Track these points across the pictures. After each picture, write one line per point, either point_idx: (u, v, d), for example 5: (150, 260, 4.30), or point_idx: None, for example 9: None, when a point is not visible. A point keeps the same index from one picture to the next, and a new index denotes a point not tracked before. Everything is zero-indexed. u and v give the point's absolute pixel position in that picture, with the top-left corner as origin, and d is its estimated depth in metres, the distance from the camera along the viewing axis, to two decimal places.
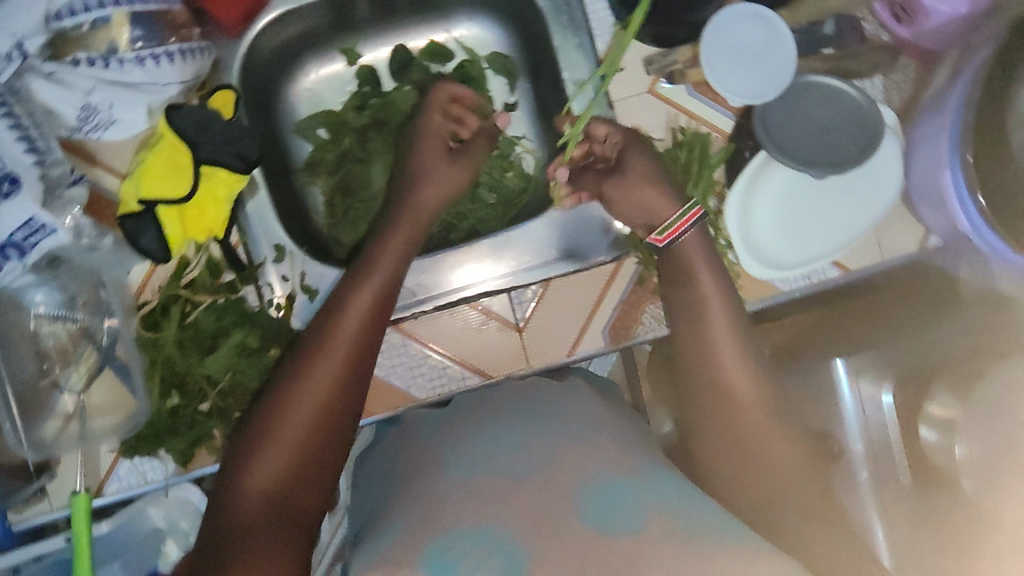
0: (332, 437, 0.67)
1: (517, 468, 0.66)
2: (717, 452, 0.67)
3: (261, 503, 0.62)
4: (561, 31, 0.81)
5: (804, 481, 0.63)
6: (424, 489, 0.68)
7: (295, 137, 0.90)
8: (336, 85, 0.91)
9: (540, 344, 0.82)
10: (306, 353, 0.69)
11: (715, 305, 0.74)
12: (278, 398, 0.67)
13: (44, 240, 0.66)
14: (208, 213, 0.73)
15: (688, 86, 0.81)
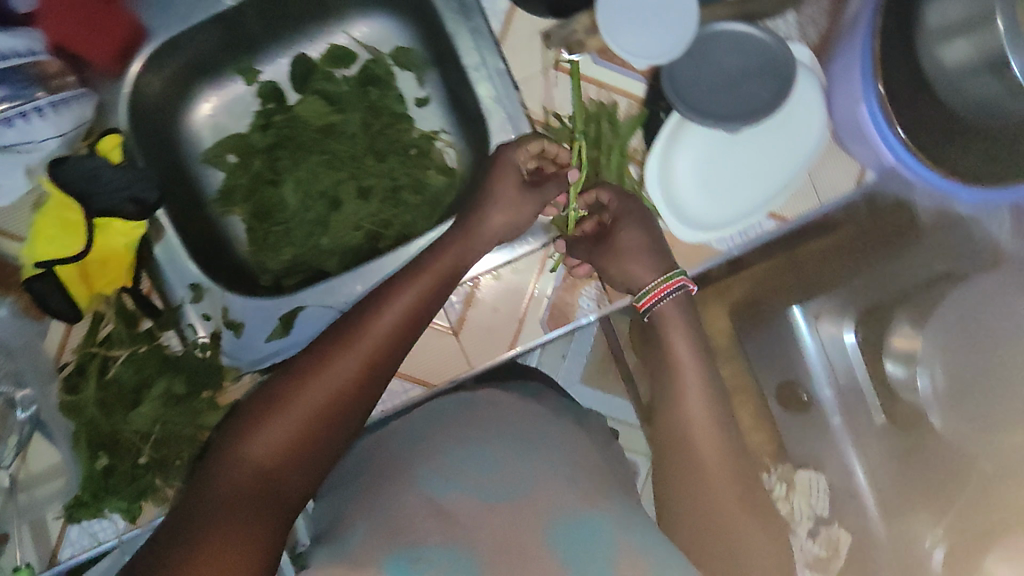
0: (338, 430, 0.64)
1: (488, 491, 0.65)
2: (681, 492, 0.70)
3: (251, 478, 0.61)
4: (452, 17, 0.77)
5: (752, 536, 0.67)
6: (389, 500, 0.66)
7: (205, 166, 0.86)
8: (236, 109, 0.87)
9: (478, 344, 0.80)
10: (341, 338, 0.65)
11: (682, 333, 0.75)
12: (303, 377, 0.64)
13: None
14: (111, 266, 0.71)
15: (592, 54, 0.78)
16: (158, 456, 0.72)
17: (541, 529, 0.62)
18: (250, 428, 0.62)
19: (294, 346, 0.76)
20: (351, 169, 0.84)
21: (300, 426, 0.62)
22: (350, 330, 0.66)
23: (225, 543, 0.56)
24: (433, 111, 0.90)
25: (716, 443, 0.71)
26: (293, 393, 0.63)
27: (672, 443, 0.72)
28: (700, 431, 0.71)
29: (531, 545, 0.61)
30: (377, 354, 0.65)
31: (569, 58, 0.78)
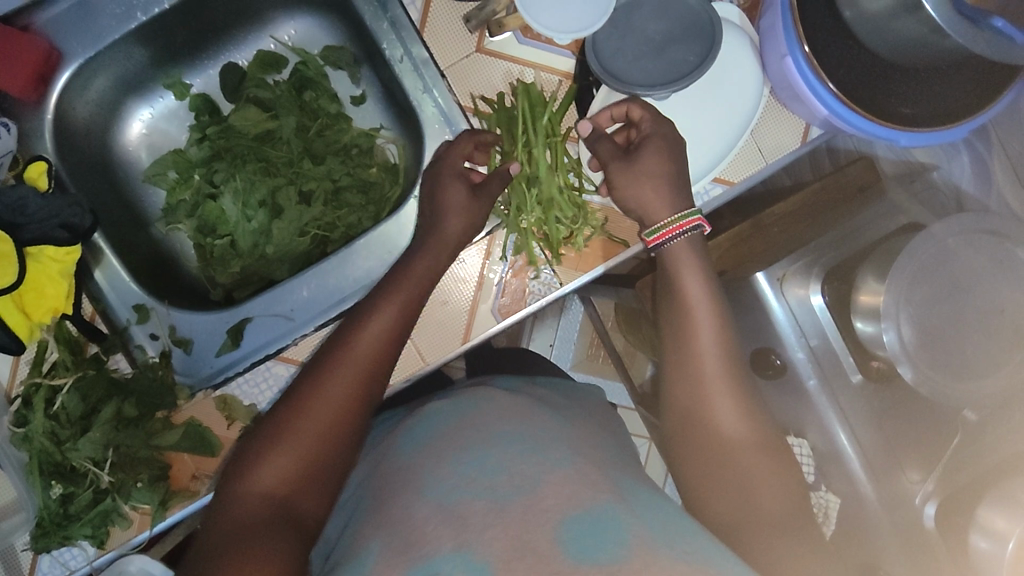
0: (344, 447, 0.64)
1: (497, 494, 0.64)
2: (691, 452, 0.71)
3: (263, 502, 0.60)
4: (370, 8, 0.76)
5: (767, 488, 0.67)
6: (402, 516, 0.65)
7: (147, 185, 0.87)
8: (172, 121, 0.88)
9: (431, 340, 0.79)
10: (332, 355, 0.66)
11: (693, 291, 0.72)
12: (303, 396, 0.64)
13: None
14: (47, 292, 0.70)
15: (516, 33, 0.77)
16: (118, 479, 0.72)
17: (551, 526, 0.60)
18: (257, 454, 0.62)
19: (245, 358, 0.75)
20: (289, 174, 0.82)
21: (306, 446, 0.62)
22: (339, 349, 0.67)
23: (244, 564, 0.54)
24: (371, 108, 0.89)
25: (718, 396, 0.70)
26: (295, 412, 0.63)
27: (676, 408, 0.73)
28: (716, 412, 0.70)
29: (542, 541, 0.58)
30: (368, 365, 0.66)
31: (493, 39, 0.77)
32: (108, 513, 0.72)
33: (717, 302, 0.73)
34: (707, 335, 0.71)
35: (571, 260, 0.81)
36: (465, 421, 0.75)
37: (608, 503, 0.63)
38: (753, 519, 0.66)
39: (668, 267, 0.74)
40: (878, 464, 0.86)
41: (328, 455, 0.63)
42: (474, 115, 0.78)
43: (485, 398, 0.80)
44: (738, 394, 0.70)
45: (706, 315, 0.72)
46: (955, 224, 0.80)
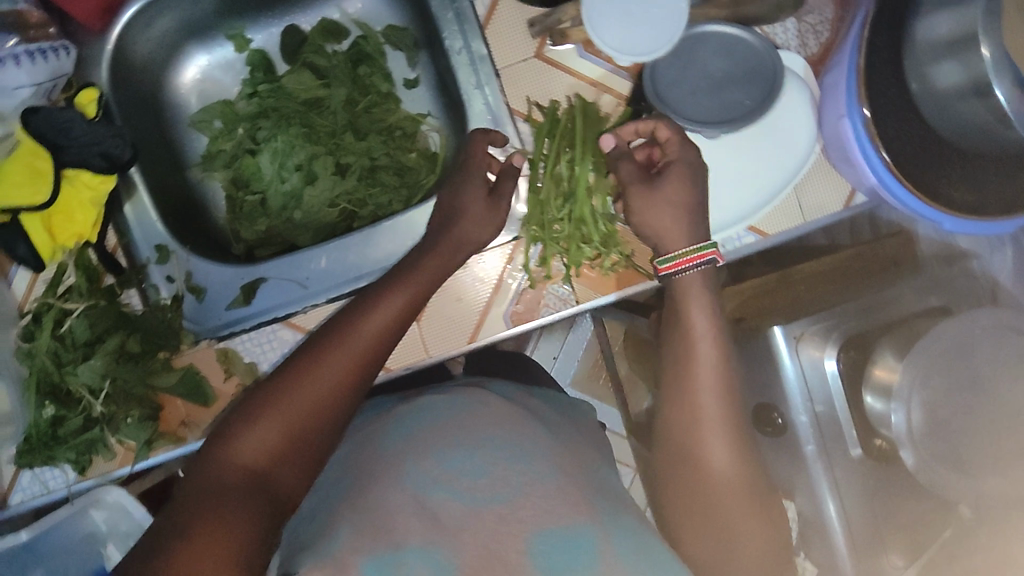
0: (330, 430, 0.62)
1: (470, 495, 0.65)
2: (676, 481, 0.72)
3: (240, 473, 0.57)
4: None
5: (742, 532, 0.69)
6: (375, 502, 0.66)
7: (191, 130, 0.88)
8: (226, 73, 0.89)
9: (439, 331, 0.79)
10: (332, 335, 0.65)
11: (699, 330, 0.71)
12: (297, 371, 0.63)
13: None
14: (76, 218, 0.72)
15: (578, 46, 0.77)
16: (109, 411, 0.73)
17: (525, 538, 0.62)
18: (243, 422, 0.60)
19: (255, 316, 0.75)
20: (329, 145, 0.82)
21: (295, 421, 0.60)
22: (342, 330, 0.66)
23: (218, 531, 0.51)
24: (422, 93, 0.89)
25: (714, 430, 0.70)
26: (287, 386, 0.62)
27: (669, 432, 0.73)
28: (705, 457, 0.70)
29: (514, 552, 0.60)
30: (365, 355, 0.65)
31: (554, 48, 0.77)
32: (94, 441, 0.73)
33: (723, 353, 0.71)
34: (709, 383, 0.70)
35: (592, 277, 0.80)
36: (455, 421, 0.74)
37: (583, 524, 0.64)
38: (716, 551, 0.69)
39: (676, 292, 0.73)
40: (859, 542, 0.84)
41: (314, 436, 0.61)
42: (521, 119, 0.78)
43: (479, 394, 0.80)
44: (733, 431, 0.70)
45: (711, 363, 0.71)
46: (982, 317, 0.79)
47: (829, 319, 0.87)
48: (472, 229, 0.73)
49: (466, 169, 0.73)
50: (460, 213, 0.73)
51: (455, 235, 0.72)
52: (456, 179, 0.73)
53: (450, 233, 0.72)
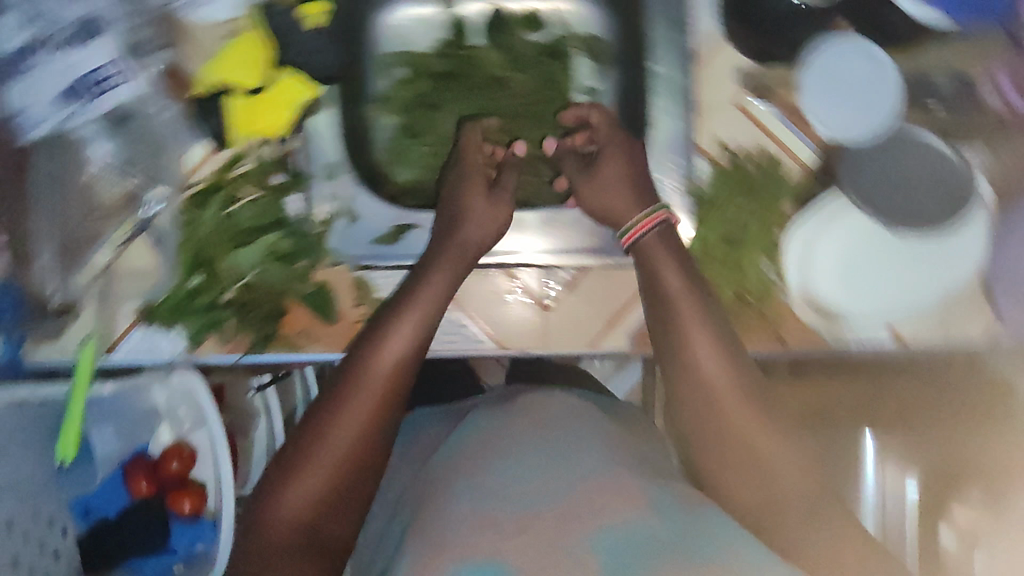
0: (370, 462, 0.68)
1: (520, 501, 0.64)
2: (705, 449, 0.69)
3: (290, 528, 0.65)
4: (660, 22, 0.79)
5: (801, 495, 0.66)
6: (436, 512, 0.65)
7: (372, 65, 0.84)
8: (423, 28, 0.86)
9: (563, 328, 0.81)
10: (351, 375, 0.69)
11: (695, 332, 0.71)
12: (324, 419, 0.68)
13: (118, 90, 0.74)
14: (273, 114, 0.77)
15: (774, 108, 0.77)
16: (242, 298, 0.75)
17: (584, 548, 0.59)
18: (285, 484, 0.66)
19: (394, 256, 0.79)
20: (508, 123, 0.84)
21: (331, 472, 0.66)
22: (354, 372, 0.70)
23: None
24: (603, 101, 0.85)
25: (724, 386, 0.69)
26: (313, 438, 0.67)
27: (683, 399, 0.71)
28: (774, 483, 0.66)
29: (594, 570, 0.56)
30: (383, 394, 0.69)
31: (752, 101, 0.77)
32: (216, 322, 0.75)
33: (737, 366, 0.71)
34: (730, 393, 0.69)
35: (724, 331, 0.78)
36: (496, 436, 0.74)
37: (645, 519, 0.61)
38: (779, 508, 0.65)
39: (642, 260, 0.75)
40: None
41: (354, 479, 0.68)
42: (703, 157, 0.78)
43: (542, 400, 0.81)
44: (741, 388, 0.70)
45: (727, 378, 0.70)
46: None
47: (912, 440, 0.75)
48: (478, 231, 0.76)
49: (466, 166, 0.79)
50: (466, 215, 0.77)
51: (461, 237, 0.76)
52: (457, 175, 0.79)
53: (451, 240, 0.76)
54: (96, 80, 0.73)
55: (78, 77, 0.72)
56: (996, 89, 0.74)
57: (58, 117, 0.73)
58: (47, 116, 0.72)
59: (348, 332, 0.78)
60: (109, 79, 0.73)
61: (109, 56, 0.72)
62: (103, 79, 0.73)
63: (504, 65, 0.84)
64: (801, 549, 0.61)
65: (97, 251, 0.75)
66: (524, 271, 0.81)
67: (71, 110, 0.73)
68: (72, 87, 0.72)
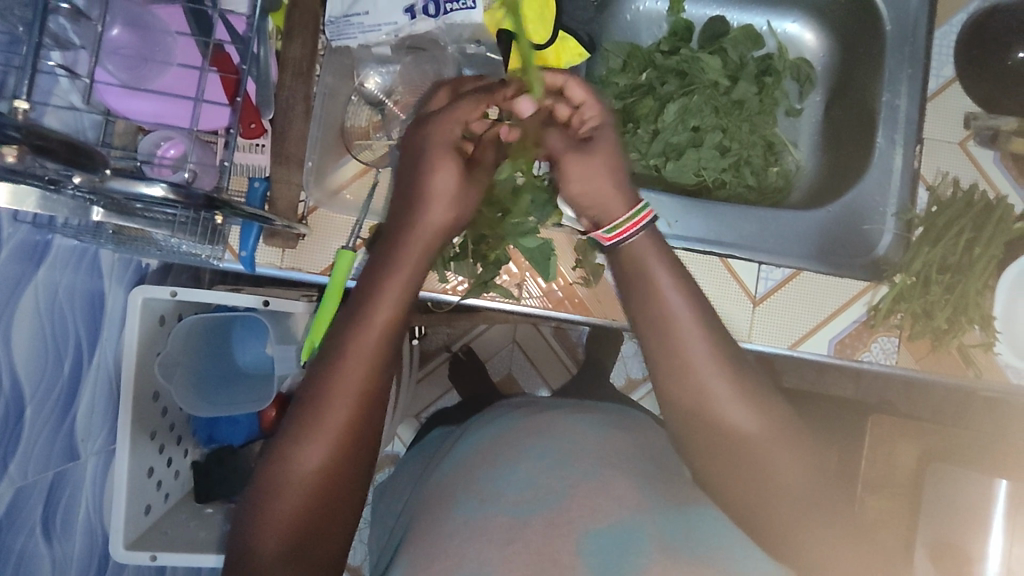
0: (362, 466, 0.54)
1: (517, 509, 0.58)
2: (705, 453, 0.57)
3: (275, 554, 0.50)
4: (898, 57, 0.84)
5: (801, 503, 0.55)
6: (427, 529, 0.60)
7: (605, 53, 0.91)
8: (651, 26, 0.96)
9: (768, 326, 0.81)
10: (322, 367, 0.53)
11: (679, 313, 0.57)
12: (300, 428, 0.52)
13: (455, 14, 0.70)
14: (546, 68, 0.76)
15: (996, 154, 0.83)
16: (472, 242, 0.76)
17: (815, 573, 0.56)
18: (255, 513, 0.51)
19: None
20: (724, 123, 0.89)
21: (308, 493, 0.51)
22: (328, 365, 0.53)
23: None
24: (800, 124, 0.96)
25: (733, 402, 0.55)
26: (288, 445, 0.52)
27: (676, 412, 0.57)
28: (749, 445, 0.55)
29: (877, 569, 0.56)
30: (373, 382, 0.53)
31: (978, 146, 0.83)
32: (447, 261, 0.76)
33: (721, 342, 0.57)
34: (720, 372, 0.56)
35: (919, 353, 0.81)
36: (496, 441, 0.68)
37: (632, 517, 0.57)
38: (748, 463, 0.55)
39: (624, 263, 0.62)
40: None
41: (339, 491, 0.53)
42: (924, 187, 0.82)
43: (545, 413, 0.74)
44: (752, 394, 0.56)
45: (722, 367, 0.56)
46: None
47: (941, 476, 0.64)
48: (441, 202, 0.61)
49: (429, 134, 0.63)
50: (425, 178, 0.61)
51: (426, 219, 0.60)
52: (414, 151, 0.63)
53: (415, 225, 0.61)
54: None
55: None
56: None
57: (395, 24, 0.71)
58: (385, 23, 0.71)
59: (562, 291, 0.80)
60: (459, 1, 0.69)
61: None
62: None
63: (723, 72, 0.89)
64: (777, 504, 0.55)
65: (350, 159, 0.75)
66: (741, 261, 0.81)
67: (411, 21, 0.71)
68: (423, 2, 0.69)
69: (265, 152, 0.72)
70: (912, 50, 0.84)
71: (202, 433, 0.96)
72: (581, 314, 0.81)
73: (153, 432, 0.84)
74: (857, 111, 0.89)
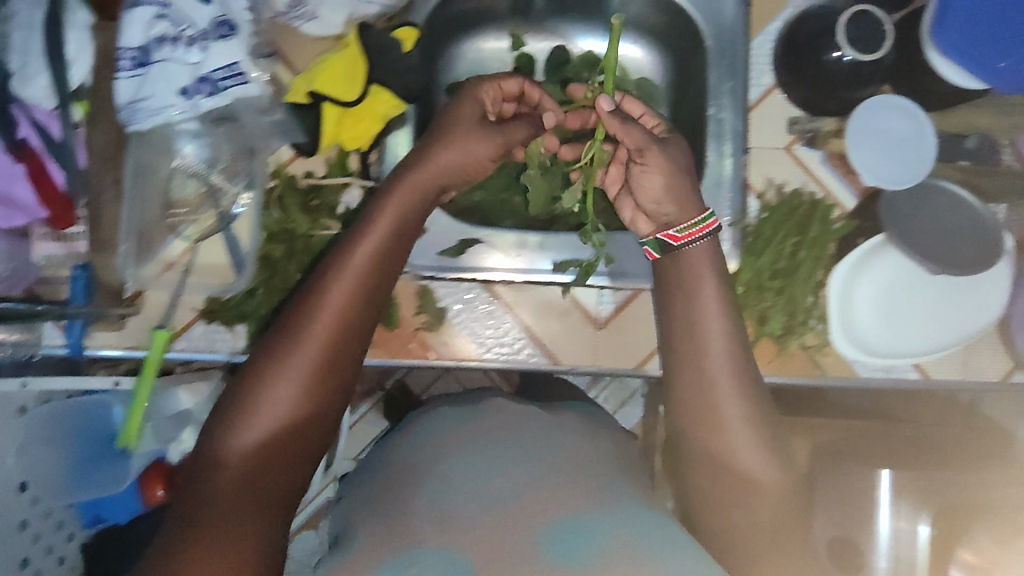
0: (326, 402, 0.62)
1: (487, 496, 0.61)
2: (692, 445, 0.66)
3: (240, 463, 0.58)
4: (720, 70, 0.85)
5: (773, 528, 0.62)
6: (397, 505, 0.63)
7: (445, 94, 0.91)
8: (496, 61, 0.93)
9: (613, 349, 0.83)
10: (302, 310, 0.62)
11: (710, 318, 0.67)
12: (279, 350, 0.61)
13: (236, 90, 0.70)
14: (361, 126, 0.77)
15: (822, 155, 0.85)
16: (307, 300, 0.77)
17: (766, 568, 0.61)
18: (228, 420, 0.60)
19: (455, 268, 0.81)
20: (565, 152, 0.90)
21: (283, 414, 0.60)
22: (305, 299, 0.62)
23: (222, 544, 0.54)
24: None
25: (735, 425, 0.64)
26: (270, 361, 0.61)
27: (676, 399, 0.67)
28: (732, 438, 0.63)
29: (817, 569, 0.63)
30: (349, 313, 0.62)
31: (803, 150, 0.85)
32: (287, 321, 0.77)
33: (733, 345, 0.66)
34: (721, 359, 0.66)
35: (765, 358, 0.82)
36: (460, 429, 0.71)
37: (586, 511, 0.59)
38: (726, 465, 0.63)
39: (681, 270, 0.71)
40: None
41: (304, 427, 0.61)
42: (754, 195, 0.84)
43: (514, 398, 0.78)
44: (751, 401, 0.65)
45: (722, 357, 0.66)
46: None
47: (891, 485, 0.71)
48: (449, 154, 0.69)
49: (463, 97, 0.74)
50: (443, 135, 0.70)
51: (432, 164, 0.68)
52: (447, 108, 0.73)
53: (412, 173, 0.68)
54: (221, 77, 0.69)
55: (204, 72, 0.69)
56: (1012, 149, 0.83)
57: (175, 107, 0.69)
58: (163, 106, 0.69)
59: (409, 338, 0.82)
60: (236, 78, 0.70)
61: (237, 58, 0.70)
62: (230, 77, 0.69)
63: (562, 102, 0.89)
64: (743, 514, 0.62)
65: (176, 237, 0.77)
66: (582, 289, 0.83)
67: (188, 102, 0.69)
68: (195, 80, 0.69)
69: (81, 238, 0.74)
70: (732, 61, 0.85)
71: (87, 513, 0.91)
72: (425, 356, 0.82)
73: (23, 522, 0.81)
74: (691, 125, 0.90)
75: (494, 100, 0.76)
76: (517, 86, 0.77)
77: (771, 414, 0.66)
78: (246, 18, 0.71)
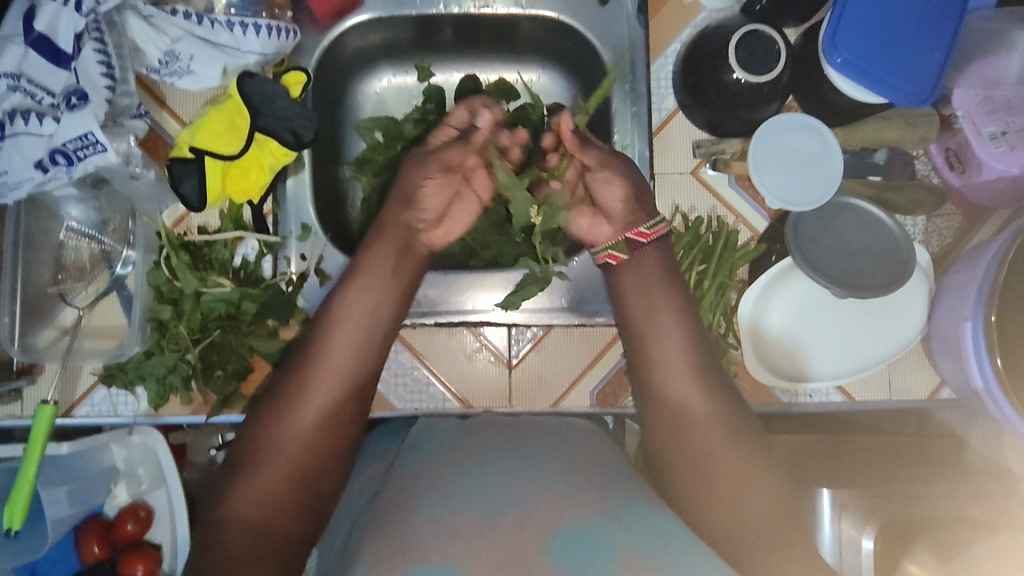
0: (331, 448, 0.65)
1: (486, 508, 0.53)
2: (676, 457, 0.65)
3: (249, 509, 0.60)
4: (622, 96, 0.82)
5: (768, 538, 0.58)
6: (395, 522, 0.54)
7: (354, 134, 0.91)
8: (403, 96, 0.92)
9: (528, 390, 0.82)
10: (302, 361, 0.68)
11: (666, 326, 0.71)
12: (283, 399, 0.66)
13: (94, 158, 0.65)
14: (250, 176, 0.75)
15: (731, 177, 0.82)
16: (205, 359, 0.75)
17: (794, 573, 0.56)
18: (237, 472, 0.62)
19: None
20: None
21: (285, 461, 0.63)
22: (307, 353, 0.69)
23: None
24: None
25: (712, 432, 0.65)
26: (275, 411, 0.65)
27: (652, 419, 0.68)
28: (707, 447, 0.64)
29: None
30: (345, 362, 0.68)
31: (711, 173, 0.83)
32: (186, 381, 0.74)
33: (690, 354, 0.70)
34: (681, 365, 0.69)
35: None
36: (456, 445, 0.63)
37: (593, 520, 0.52)
38: (712, 466, 0.62)
39: (636, 286, 0.74)
40: None
41: (308, 476, 0.63)
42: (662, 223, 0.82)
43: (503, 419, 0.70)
44: (719, 405, 0.67)
45: (682, 366, 0.69)
46: None
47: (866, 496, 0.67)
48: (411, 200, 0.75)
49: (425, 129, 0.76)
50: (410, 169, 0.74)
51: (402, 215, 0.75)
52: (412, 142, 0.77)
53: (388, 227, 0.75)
54: (79, 146, 0.64)
55: (55, 144, 0.63)
56: (925, 159, 0.82)
57: (33, 180, 0.64)
58: (21, 181, 0.64)
59: None
60: (92, 146, 0.64)
61: (89, 127, 0.63)
62: (84, 146, 0.64)
63: None
64: (739, 518, 0.59)
65: (66, 305, 0.76)
66: (492, 329, 0.82)
67: (48, 175, 0.64)
68: (47, 152, 0.63)
69: None
70: (632, 87, 0.82)
71: None
72: None
73: None
74: None
75: (455, 123, 0.76)
76: (482, 108, 0.76)
77: (744, 421, 0.66)
78: (101, 83, 0.66)
